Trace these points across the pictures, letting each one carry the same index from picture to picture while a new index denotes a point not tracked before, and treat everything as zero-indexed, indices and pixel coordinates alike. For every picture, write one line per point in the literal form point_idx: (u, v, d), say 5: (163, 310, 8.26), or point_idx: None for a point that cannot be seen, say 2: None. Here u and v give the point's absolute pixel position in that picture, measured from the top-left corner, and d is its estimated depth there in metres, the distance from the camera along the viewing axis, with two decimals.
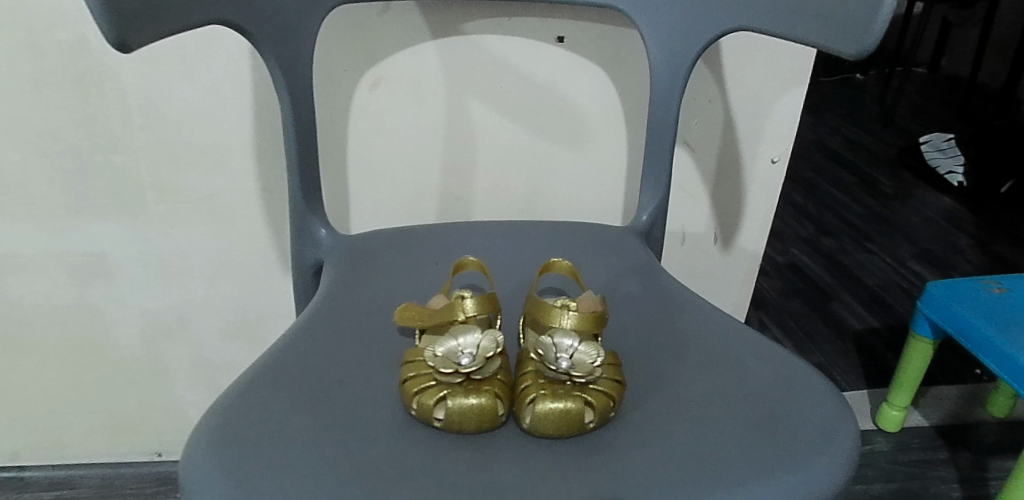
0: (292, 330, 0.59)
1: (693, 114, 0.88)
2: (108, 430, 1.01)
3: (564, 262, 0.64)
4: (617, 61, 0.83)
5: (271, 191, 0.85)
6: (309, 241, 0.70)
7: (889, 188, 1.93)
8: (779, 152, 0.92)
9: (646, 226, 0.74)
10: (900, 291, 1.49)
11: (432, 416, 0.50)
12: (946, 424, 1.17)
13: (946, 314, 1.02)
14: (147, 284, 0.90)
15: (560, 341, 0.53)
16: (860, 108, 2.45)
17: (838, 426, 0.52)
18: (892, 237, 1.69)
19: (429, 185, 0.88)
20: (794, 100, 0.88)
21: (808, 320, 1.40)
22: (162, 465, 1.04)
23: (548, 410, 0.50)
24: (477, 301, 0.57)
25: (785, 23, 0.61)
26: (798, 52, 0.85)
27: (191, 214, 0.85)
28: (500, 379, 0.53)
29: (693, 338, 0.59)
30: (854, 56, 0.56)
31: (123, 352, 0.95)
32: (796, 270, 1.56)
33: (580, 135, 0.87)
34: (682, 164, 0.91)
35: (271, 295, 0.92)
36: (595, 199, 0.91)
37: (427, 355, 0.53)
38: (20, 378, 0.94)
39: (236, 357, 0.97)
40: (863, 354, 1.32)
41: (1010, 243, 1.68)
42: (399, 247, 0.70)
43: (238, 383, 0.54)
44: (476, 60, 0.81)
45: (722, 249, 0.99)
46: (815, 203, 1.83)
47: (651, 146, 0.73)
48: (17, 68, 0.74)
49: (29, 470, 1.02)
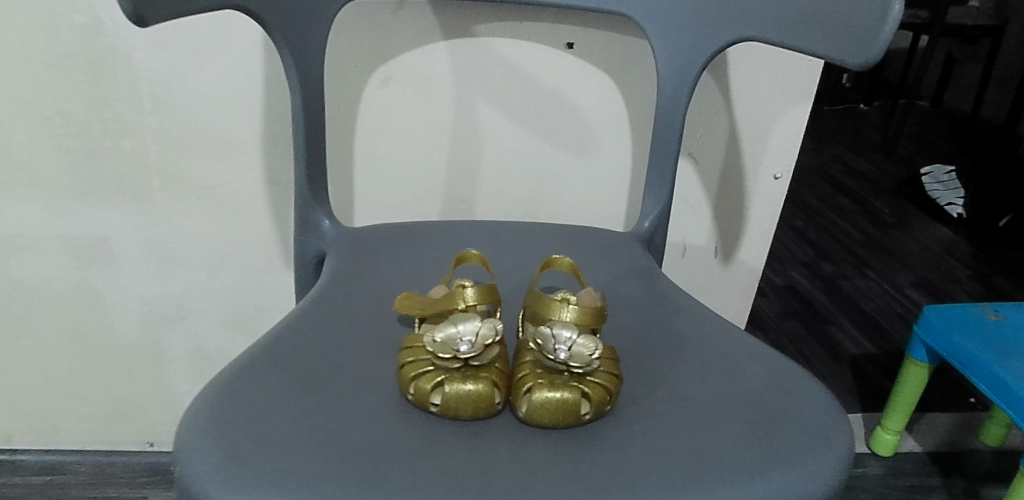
0: (293, 314, 0.60)
1: (699, 127, 0.89)
2: (102, 417, 1.00)
3: (565, 259, 0.65)
4: (625, 70, 0.83)
5: (277, 184, 0.85)
6: (312, 232, 0.70)
7: (890, 216, 1.94)
8: (781, 168, 0.93)
9: (648, 233, 0.74)
10: (898, 318, 1.49)
11: (429, 401, 0.51)
12: (939, 451, 1.17)
13: (943, 340, 1.02)
14: (149, 271, 0.90)
15: (559, 333, 0.53)
16: (863, 138, 2.46)
17: (832, 432, 0.53)
18: (892, 264, 1.70)
19: (435, 184, 0.88)
20: (799, 117, 0.89)
21: (805, 342, 1.41)
22: (153, 455, 1.04)
23: (544, 399, 0.50)
24: (477, 290, 0.58)
25: (794, 35, 0.62)
26: (805, 70, 0.86)
27: (196, 202, 0.86)
28: (498, 367, 0.53)
29: (690, 341, 0.59)
30: (859, 66, 0.57)
31: (121, 338, 0.94)
32: (795, 292, 1.56)
33: (586, 142, 0.87)
34: (684, 176, 0.92)
35: (270, 288, 0.93)
36: (597, 207, 0.91)
37: (426, 341, 0.53)
38: (18, 359, 0.94)
39: (233, 348, 0.97)
40: (858, 378, 1.32)
41: (1008, 275, 1.68)
42: (401, 240, 0.70)
43: (239, 362, 0.54)
44: (487, 62, 0.81)
45: (723, 262, 0.99)
46: (815, 228, 1.84)
47: (656, 154, 0.73)
48: (32, 48, 0.75)
49: (21, 453, 1.02)
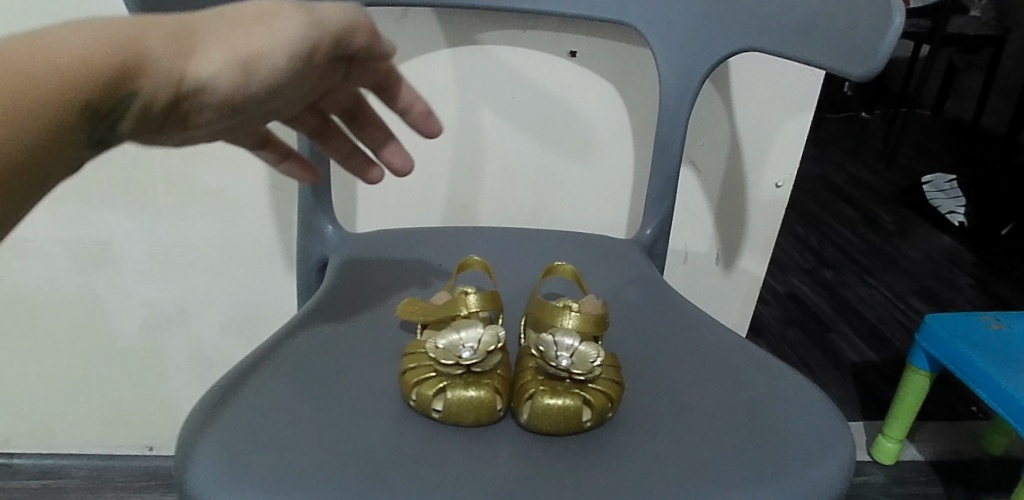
0: (297, 318, 0.60)
1: (701, 134, 0.89)
2: (102, 420, 1.01)
3: (567, 266, 0.65)
4: (627, 78, 0.84)
5: (280, 189, 0.86)
6: (315, 238, 0.70)
7: (890, 224, 1.94)
8: (783, 177, 0.93)
9: (650, 240, 0.74)
10: (899, 326, 1.49)
11: (431, 407, 0.51)
12: (940, 460, 1.17)
13: (944, 349, 1.02)
14: (152, 275, 0.90)
15: (560, 340, 0.54)
16: (864, 146, 2.47)
17: (834, 440, 0.53)
18: (893, 272, 1.70)
19: (437, 191, 0.89)
20: (800, 126, 0.89)
21: (806, 349, 1.41)
22: (153, 459, 1.04)
23: (545, 406, 0.50)
24: (479, 297, 0.58)
25: (794, 45, 0.63)
26: (807, 79, 0.86)
27: (201, 208, 0.86)
28: (499, 374, 0.53)
29: (692, 348, 0.60)
30: (861, 77, 0.57)
31: (123, 341, 0.95)
32: (796, 300, 1.56)
33: (588, 149, 0.88)
34: (686, 183, 0.92)
35: (273, 293, 0.93)
36: (600, 213, 0.92)
37: (428, 347, 0.54)
38: (19, 363, 0.94)
39: (234, 352, 0.97)
40: (859, 386, 1.32)
41: (1009, 284, 1.68)
42: (404, 246, 0.71)
43: (242, 366, 0.54)
44: (490, 70, 0.82)
45: (724, 270, 1.00)
46: (816, 235, 1.84)
47: (658, 162, 0.73)
48: None
49: (19, 457, 1.02)
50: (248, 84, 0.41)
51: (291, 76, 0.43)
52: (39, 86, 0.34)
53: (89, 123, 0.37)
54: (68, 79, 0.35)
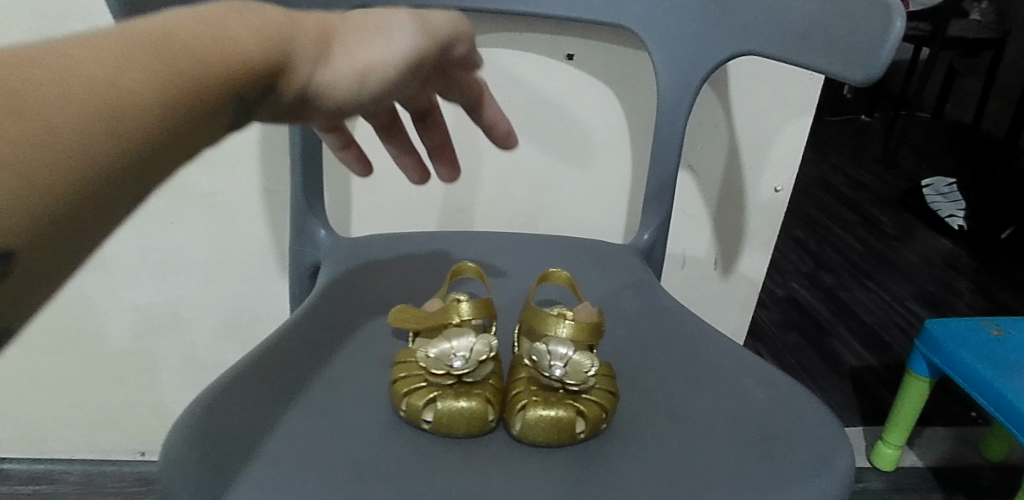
0: (287, 323, 0.59)
1: (699, 138, 0.88)
2: (94, 425, 1.00)
3: (562, 273, 0.64)
4: (625, 81, 0.83)
5: (274, 192, 0.85)
6: (307, 242, 0.69)
7: (890, 228, 1.93)
8: (782, 181, 0.92)
9: (647, 245, 0.74)
10: (899, 331, 1.48)
11: (421, 418, 0.50)
12: (939, 466, 1.16)
13: (944, 355, 1.01)
14: (144, 279, 0.89)
15: (554, 349, 0.53)
16: (864, 149, 2.46)
17: (832, 450, 0.52)
18: (893, 276, 1.69)
19: (432, 194, 0.88)
20: (799, 130, 0.88)
21: (805, 354, 1.40)
22: (145, 464, 1.03)
23: (538, 417, 0.49)
24: (473, 305, 0.57)
25: (792, 50, 0.62)
26: (807, 83, 0.85)
27: (193, 211, 0.85)
28: (491, 384, 0.52)
29: (689, 357, 0.59)
30: (861, 82, 0.56)
31: (115, 345, 0.94)
32: (795, 304, 1.56)
33: (585, 153, 0.87)
34: (684, 187, 0.91)
35: (267, 297, 0.92)
36: (597, 218, 0.91)
37: (419, 356, 0.53)
38: (9, 367, 0.93)
39: (227, 356, 0.96)
40: (859, 391, 1.31)
41: (1009, 288, 1.67)
42: (397, 251, 0.70)
43: (229, 372, 0.53)
44: (487, 73, 0.81)
45: (723, 274, 0.99)
46: (816, 239, 1.83)
47: (655, 166, 0.72)
48: None
49: (9, 461, 1.01)
50: (367, 92, 0.41)
51: (403, 85, 0.43)
52: (206, 64, 0.34)
53: (237, 107, 0.36)
54: (231, 61, 0.35)
